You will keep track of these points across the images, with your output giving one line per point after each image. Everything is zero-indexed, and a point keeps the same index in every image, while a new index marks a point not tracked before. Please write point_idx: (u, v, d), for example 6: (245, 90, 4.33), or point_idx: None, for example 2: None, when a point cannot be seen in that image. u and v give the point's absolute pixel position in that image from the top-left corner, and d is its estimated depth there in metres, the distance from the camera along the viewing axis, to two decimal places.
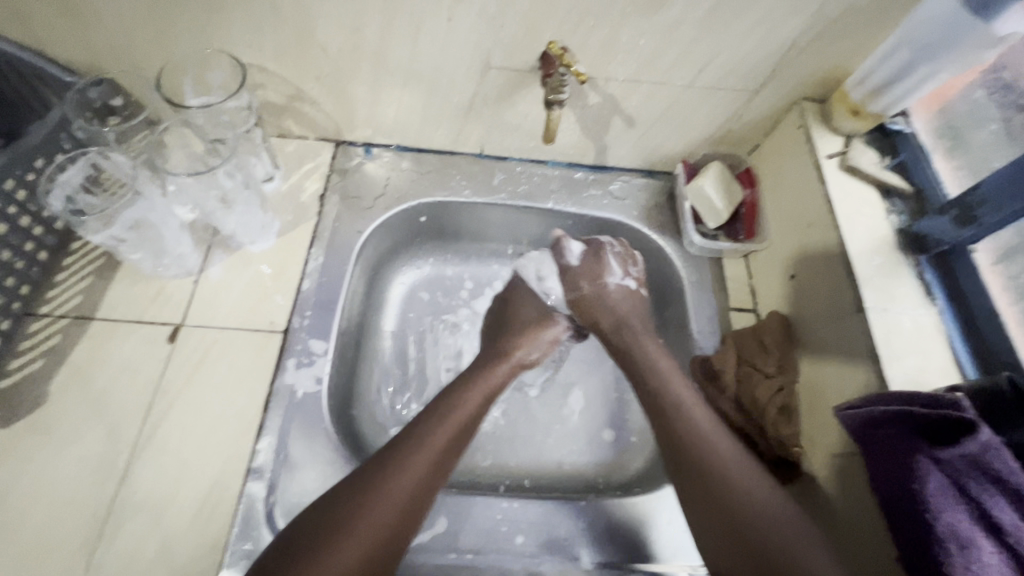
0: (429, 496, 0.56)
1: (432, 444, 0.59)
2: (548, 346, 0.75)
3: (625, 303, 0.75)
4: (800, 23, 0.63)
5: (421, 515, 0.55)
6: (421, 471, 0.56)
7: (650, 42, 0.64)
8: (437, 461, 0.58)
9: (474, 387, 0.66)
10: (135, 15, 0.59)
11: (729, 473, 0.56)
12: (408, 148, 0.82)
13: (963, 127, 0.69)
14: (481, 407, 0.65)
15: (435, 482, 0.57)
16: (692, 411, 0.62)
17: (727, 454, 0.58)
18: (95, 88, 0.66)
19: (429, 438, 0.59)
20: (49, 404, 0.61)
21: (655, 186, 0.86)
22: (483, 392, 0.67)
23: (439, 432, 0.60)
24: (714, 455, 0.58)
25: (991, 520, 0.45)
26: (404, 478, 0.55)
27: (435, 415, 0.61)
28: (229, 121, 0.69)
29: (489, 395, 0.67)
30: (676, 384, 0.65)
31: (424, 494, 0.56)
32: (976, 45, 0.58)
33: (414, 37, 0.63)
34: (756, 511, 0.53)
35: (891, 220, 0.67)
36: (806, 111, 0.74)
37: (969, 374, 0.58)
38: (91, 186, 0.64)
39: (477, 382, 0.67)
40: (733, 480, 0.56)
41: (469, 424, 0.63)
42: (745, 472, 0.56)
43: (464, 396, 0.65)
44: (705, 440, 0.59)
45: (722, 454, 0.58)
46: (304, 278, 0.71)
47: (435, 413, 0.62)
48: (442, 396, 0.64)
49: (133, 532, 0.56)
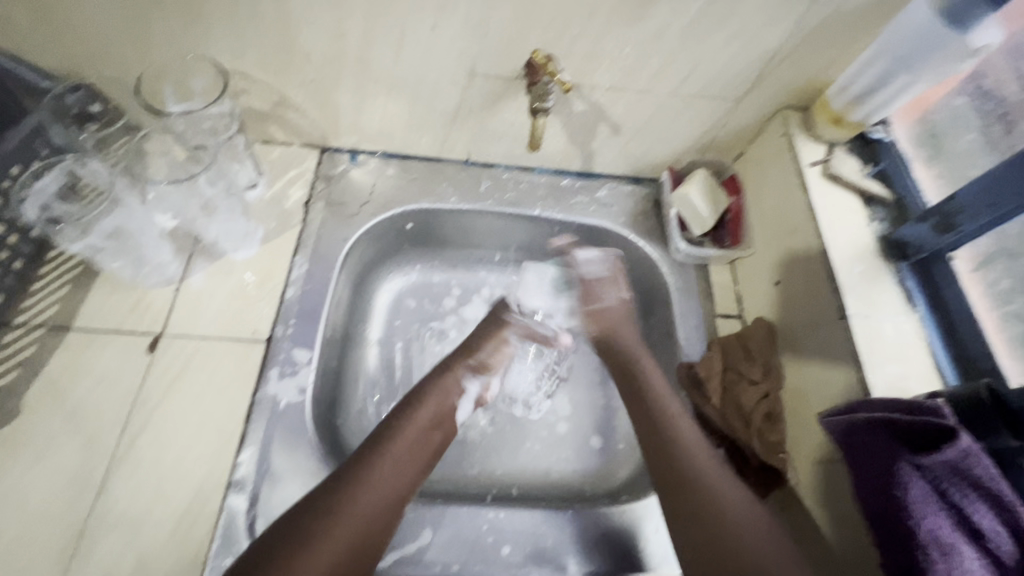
0: (398, 501, 0.55)
1: (395, 450, 0.58)
2: (505, 352, 0.73)
3: (618, 321, 0.74)
4: (782, 33, 0.63)
5: (391, 522, 0.54)
6: (388, 475, 0.55)
7: (634, 51, 0.64)
8: (400, 467, 0.57)
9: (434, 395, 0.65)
10: (114, 20, 0.58)
11: (709, 480, 0.57)
12: (394, 155, 0.82)
13: (941, 135, 0.70)
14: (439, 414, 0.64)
15: (404, 485, 0.56)
16: (677, 417, 0.63)
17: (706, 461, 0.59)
18: (73, 93, 0.64)
19: (392, 444, 0.58)
20: (24, 416, 0.60)
21: (642, 193, 0.86)
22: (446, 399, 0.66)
23: (404, 437, 0.59)
24: (693, 463, 0.58)
25: (971, 526, 0.46)
26: (373, 482, 0.54)
27: (397, 421, 0.61)
28: (212, 128, 0.68)
29: (445, 403, 0.65)
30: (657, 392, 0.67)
31: (393, 497, 0.55)
32: (952, 56, 0.59)
33: (399, 44, 0.63)
34: (733, 520, 0.53)
35: (871, 227, 0.67)
36: (789, 119, 0.74)
37: (949, 380, 0.58)
38: (68, 194, 0.63)
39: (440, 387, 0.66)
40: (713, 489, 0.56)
41: (426, 431, 0.62)
42: (726, 481, 0.57)
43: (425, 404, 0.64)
44: (686, 448, 0.60)
45: (701, 462, 0.59)
46: (288, 286, 0.71)
47: (401, 417, 0.61)
48: (403, 403, 0.63)
49: (110, 548, 0.55)
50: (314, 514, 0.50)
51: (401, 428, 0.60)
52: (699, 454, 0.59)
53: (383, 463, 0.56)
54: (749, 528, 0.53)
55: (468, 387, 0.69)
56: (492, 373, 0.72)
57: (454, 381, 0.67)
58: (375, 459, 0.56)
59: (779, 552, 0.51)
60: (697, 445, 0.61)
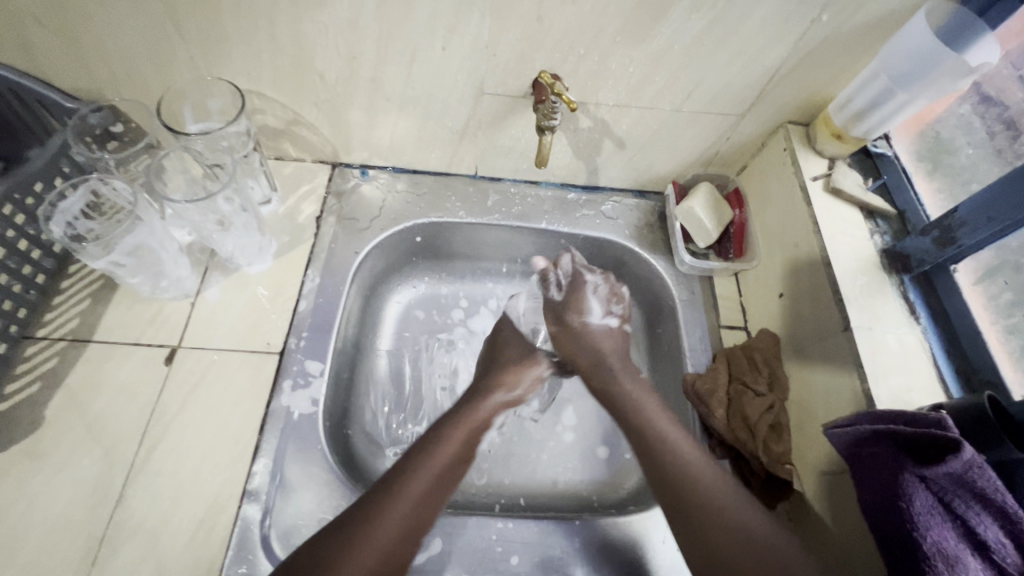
0: (416, 533, 0.56)
1: (422, 481, 0.58)
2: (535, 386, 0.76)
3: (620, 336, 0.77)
4: (782, 51, 0.65)
5: (407, 551, 0.56)
6: (411, 510, 0.56)
7: (638, 70, 0.66)
8: (425, 500, 0.58)
9: (462, 424, 0.66)
10: (138, 45, 0.61)
11: (709, 493, 0.57)
12: (404, 170, 0.84)
13: (942, 149, 0.71)
14: (465, 445, 0.65)
15: (422, 517, 0.57)
16: (672, 438, 0.63)
17: (708, 479, 0.59)
18: (96, 114, 0.66)
19: (419, 476, 0.59)
20: (45, 428, 0.61)
21: (646, 206, 0.87)
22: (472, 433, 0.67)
23: (431, 467, 0.60)
24: (687, 463, 0.60)
25: (976, 538, 0.47)
26: (392, 518, 0.55)
27: (428, 452, 0.61)
28: (229, 147, 0.70)
29: (475, 431, 0.67)
30: (652, 415, 0.66)
31: (412, 528, 0.56)
32: (951, 73, 0.61)
33: (410, 64, 0.65)
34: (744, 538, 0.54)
35: (874, 241, 0.69)
36: (790, 134, 0.76)
37: (953, 391, 0.59)
38: (91, 212, 0.65)
39: (466, 419, 0.67)
40: (718, 507, 0.56)
41: (454, 465, 0.63)
42: (728, 493, 0.57)
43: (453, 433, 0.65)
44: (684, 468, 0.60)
45: (702, 479, 0.59)
46: (301, 299, 0.72)
47: (431, 447, 0.62)
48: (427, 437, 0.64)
49: (129, 556, 0.56)
50: (336, 543, 0.52)
51: (431, 458, 0.61)
52: (702, 474, 0.59)
53: (409, 496, 0.57)
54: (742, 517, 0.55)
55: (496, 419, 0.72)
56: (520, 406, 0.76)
57: (485, 413, 0.69)
58: (402, 494, 0.56)
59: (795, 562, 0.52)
60: (698, 464, 0.60)
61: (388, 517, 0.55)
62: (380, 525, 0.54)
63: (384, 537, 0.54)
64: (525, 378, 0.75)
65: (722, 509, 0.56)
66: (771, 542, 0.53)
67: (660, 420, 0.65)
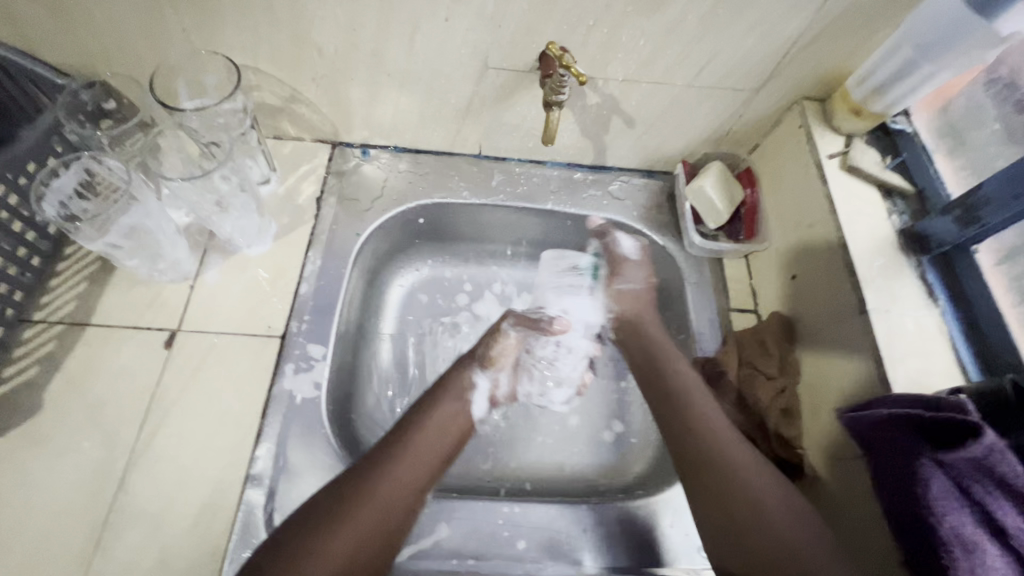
0: (415, 496, 0.56)
1: (415, 447, 0.58)
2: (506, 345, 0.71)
3: (640, 297, 0.76)
4: (801, 22, 0.62)
5: (406, 518, 0.55)
6: (407, 475, 0.56)
7: (649, 42, 0.63)
8: (418, 464, 0.58)
9: (455, 393, 0.66)
10: (128, 17, 0.58)
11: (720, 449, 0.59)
12: (405, 150, 0.82)
13: (964, 126, 0.69)
14: (459, 409, 0.65)
15: (420, 482, 0.57)
16: (694, 404, 0.63)
17: (732, 443, 0.59)
18: (87, 90, 0.65)
19: (408, 444, 0.58)
20: (44, 412, 0.60)
21: (655, 186, 0.85)
22: (462, 396, 0.66)
23: (423, 436, 0.60)
24: (697, 421, 0.62)
25: (994, 523, 0.45)
26: (388, 483, 0.55)
27: (414, 424, 0.61)
28: (225, 124, 0.67)
29: (463, 397, 0.66)
30: (677, 378, 0.67)
31: (409, 492, 0.56)
32: (979, 43, 0.58)
33: (412, 38, 0.63)
34: (739, 489, 0.56)
35: (892, 220, 0.66)
36: (806, 110, 0.73)
37: (972, 374, 0.58)
38: (85, 191, 0.63)
39: (457, 385, 0.67)
40: (728, 462, 0.57)
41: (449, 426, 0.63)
42: (736, 448, 0.59)
43: (446, 399, 0.65)
44: (702, 420, 0.62)
45: (715, 431, 0.61)
46: (302, 282, 0.71)
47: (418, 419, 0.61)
48: (431, 395, 0.65)
49: (133, 541, 0.56)
50: (329, 511, 0.52)
51: (419, 427, 0.61)
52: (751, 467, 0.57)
53: (401, 463, 0.57)
54: (743, 467, 0.57)
55: (479, 380, 0.69)
56: (499, 368, 0.71)
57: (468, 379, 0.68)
58: (393, 459, 0.57)
59: (778, 515, 0.54)
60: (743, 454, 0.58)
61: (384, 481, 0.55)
62: (374, 491, 0.54)
63: (379, 500, 0.54)
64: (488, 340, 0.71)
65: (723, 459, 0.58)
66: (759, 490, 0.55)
67: (684, 388, 0.65)
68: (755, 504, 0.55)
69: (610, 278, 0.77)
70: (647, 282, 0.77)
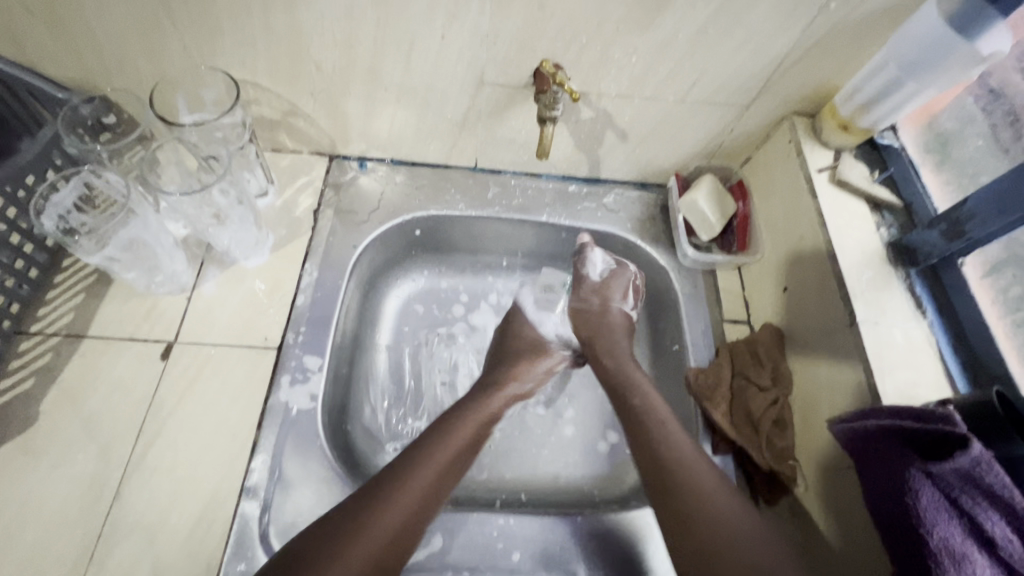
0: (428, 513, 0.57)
1: (434, 463, 0.59)
2: (540, 376, 0.75)
3: (613, 324, 0.75)
4: (789, 40, 0.63)
5: (417, 537, 0.56)
6: (424, 491, 0.57)
7: (641, 59, 0.65)
8: (438, 482, 0.59)
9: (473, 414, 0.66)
10: (129, 34, 0.59)
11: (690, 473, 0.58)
12: (402, 162, 0.83)
13: (950, 141, 0.70)
14: (480, 430, 0.66)
15: (433, 504, 0.58)
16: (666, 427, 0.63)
17: (700, 468, 0.59)
18: (87, 105, 0.66)
19: (425, 465, 0.59)
20: (39, 424, 0.60)
21: (648, 198, 0.86)
22: (484, 423, 0.67)
23: (440, 454, 0.60)
24: (668, 445, 0.61)
25: (983, 534, 0.46)
26: (403, 498, 0.55)
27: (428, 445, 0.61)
28: (223, 138, 0.69)
29: (484, 423, 0.67)
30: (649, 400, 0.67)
31: (421, 513, 0.56)
32: (961, 62, 0.60)
33: (408, 54, 0.64)
34: (711, 513, 0.54)
35: (881, 233, 0.68)
36: (796, 125, 0.75)
37: (960, 385, 0.58)
38: (84, 205, 0.64)
39: (479, 405, 0.68)
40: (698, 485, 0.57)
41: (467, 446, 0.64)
42: (705, 472, 0.58)
43: (469, 419, 0.66)
44: (671, 442, 0.61)
45: (684, 454, 0.60)
46: (298, 294, 0.71)
47: (432, 441, 0.62)
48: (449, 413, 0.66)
49: (126, 554, 0.55)
50: (342, 529, 0.52)
51: (433, 447, 0.61)
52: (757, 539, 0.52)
53: (416, 482, 0.57)
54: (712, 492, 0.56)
55: (506, 413, 0.72)
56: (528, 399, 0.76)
57: (494, 407, 0.69)
58: (409, 478, 0.57)
59: (748, 538, 0.52)
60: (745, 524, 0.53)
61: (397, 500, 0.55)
62: (388, 510, 0.54)
63: (393, 519, 0.54)
64: (529, 377, 0.74)
65: (691, 483, 0.57)
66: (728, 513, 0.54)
67: (656, 409, 0.65)
68: (727, 527, 0.53)
69: (593, 293, 0.77)
70: (625, 313, 0.77)
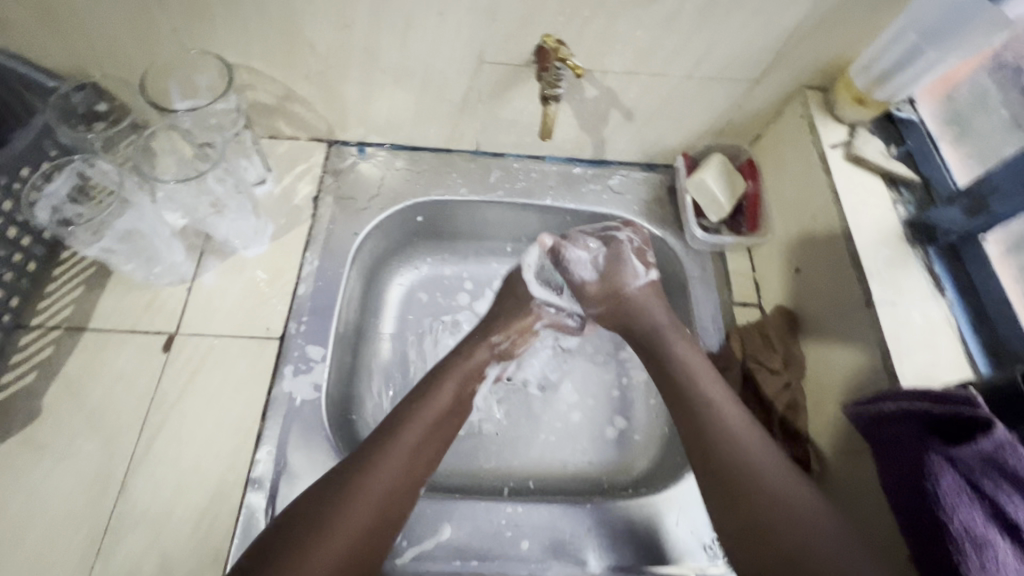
0: (415, 483, 0.57)
1: (417, 428, 0.59)
2: (529, 341, 0.76)
3: (645, 302, 0.71)
4: (802, 10, 0.61)
5: (408, 500, 0.56)
6: (405, 461, 0.56)
7: (646, 34, 0.62)
8: (416, 452, 0.58)
9: (452, 378, 0.66)
10: (118, 18, 0.58)
11: (730, 430, 0.58)
12: (403, 147, 0.81)
13: (969, 115, 0.68)
14: (460, 394, 0.65)
15: (419, 470, 0.57)
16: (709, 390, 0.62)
17: (740, 429, 0.58)
18: (79, 92, 0.64)
19: (406, 430, 0.58)
20: (44, 418, 0.60)
21: (655, 179, 0.84)
22: (467, 380, 0.67)
23: (416, 424, 0.59)
24: (713, 405, 0.60)
25: (1006, 518, 0.44)
26: (382, 471, 0.55)
27: (409, 414, 0.60)
28: (218, 124, 0.66)
29: (467, 384, 0.67)
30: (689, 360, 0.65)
31: (410, 478, 0.56)
32: (984, 28, 0.57)
33: (404, 32, 0.61)
34: (750, 464, 0.56)
35: (898, 211, 0.65)
36: (809, 100, 0.72)
37: (981, 367, 0.56)
38: (79, 196, 0.63)
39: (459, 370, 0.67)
40: (739, 446, 0.57)
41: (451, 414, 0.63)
42: (748, 431, 0.58)
43: (445, 384, 0.64)
44: (713, 406, 0.60)
45: (726, 415, 0.60)
46: (300, 283, 0.70)
47: (411, 411, 0.60)
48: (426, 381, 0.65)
49: (133, 547, 0.55)
50: (330, 499, 0.52)
51: (411, 416, 0.60)
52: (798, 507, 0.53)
53: (399, 446, 0.57)
54: (758, 456, 0.56)
55: (491, 371, 0.72)
56: (514, 358, 0.76)
57: (477, 364, 0.69)
58: (391, 445, 0.57)
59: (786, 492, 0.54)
60: (817, 513, 0.53)
61: (379, 470, 0.55)
62: (373, 477, 0.54)
63: (387, 480, 0.54)
64: (510, 335, 0.73)
65: (731, 439, 0.58)
66: (761, 468, 0.55)
67: (698, 371, 0.64)
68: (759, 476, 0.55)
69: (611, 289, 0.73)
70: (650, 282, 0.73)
